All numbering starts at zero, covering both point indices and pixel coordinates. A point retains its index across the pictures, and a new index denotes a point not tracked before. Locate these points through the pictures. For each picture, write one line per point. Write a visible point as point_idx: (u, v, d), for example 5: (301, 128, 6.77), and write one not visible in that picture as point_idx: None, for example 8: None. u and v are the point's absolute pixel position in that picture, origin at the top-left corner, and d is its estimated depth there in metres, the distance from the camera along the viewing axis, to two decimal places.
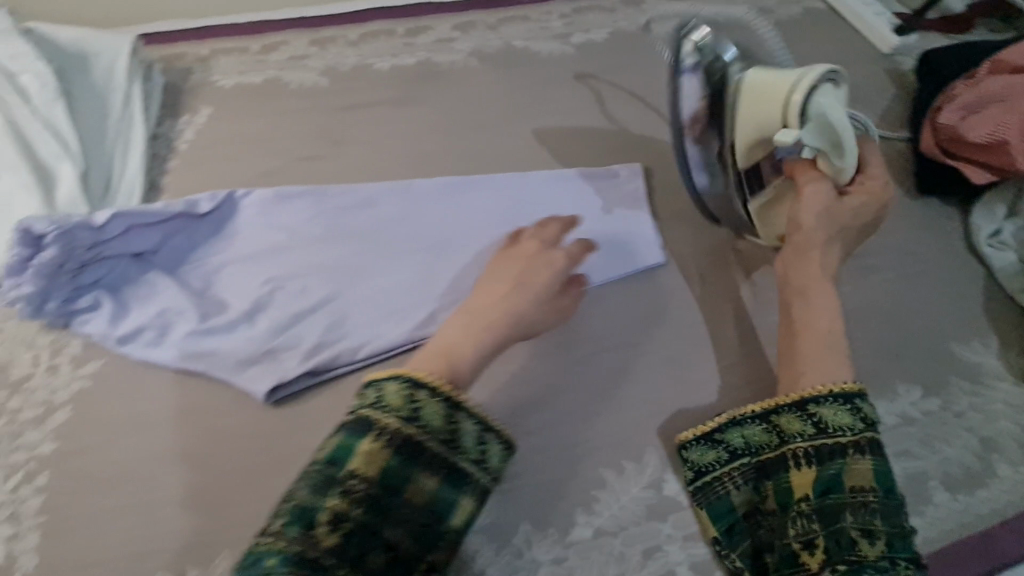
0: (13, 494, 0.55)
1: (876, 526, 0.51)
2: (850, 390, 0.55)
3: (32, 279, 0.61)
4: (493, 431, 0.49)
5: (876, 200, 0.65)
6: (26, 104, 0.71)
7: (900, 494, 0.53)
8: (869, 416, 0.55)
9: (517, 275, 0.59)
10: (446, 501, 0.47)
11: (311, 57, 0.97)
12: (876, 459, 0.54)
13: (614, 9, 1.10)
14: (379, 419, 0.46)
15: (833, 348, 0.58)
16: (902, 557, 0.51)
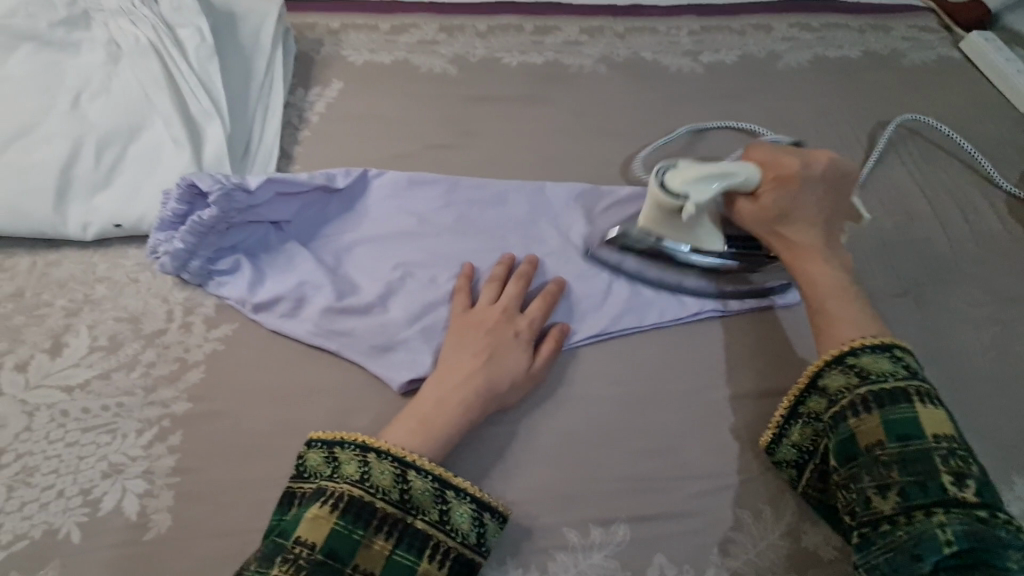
0: (147, 450, 0.54)
1: (893, 478, 0.47)
2: (881, 342, 0.53)
3: (182, 236, 0.61)
4: (458, 493, 0.51)
5: (786, 185, 0.60)
6: (182, 59, 0.71)
7: (921, 437, 0.48)
8: (870, 368, 0.52)
9: (473, 339, 0.58)
10: (405, 566, 0.47)
11: (440, 42, 0.96)
12: (882, 410, 0.50)
13: (743, 32, 1.05)
14: (336, 484, 0.49)
15: (846, 308, 0.57)
16: (929, 504, 0.45)
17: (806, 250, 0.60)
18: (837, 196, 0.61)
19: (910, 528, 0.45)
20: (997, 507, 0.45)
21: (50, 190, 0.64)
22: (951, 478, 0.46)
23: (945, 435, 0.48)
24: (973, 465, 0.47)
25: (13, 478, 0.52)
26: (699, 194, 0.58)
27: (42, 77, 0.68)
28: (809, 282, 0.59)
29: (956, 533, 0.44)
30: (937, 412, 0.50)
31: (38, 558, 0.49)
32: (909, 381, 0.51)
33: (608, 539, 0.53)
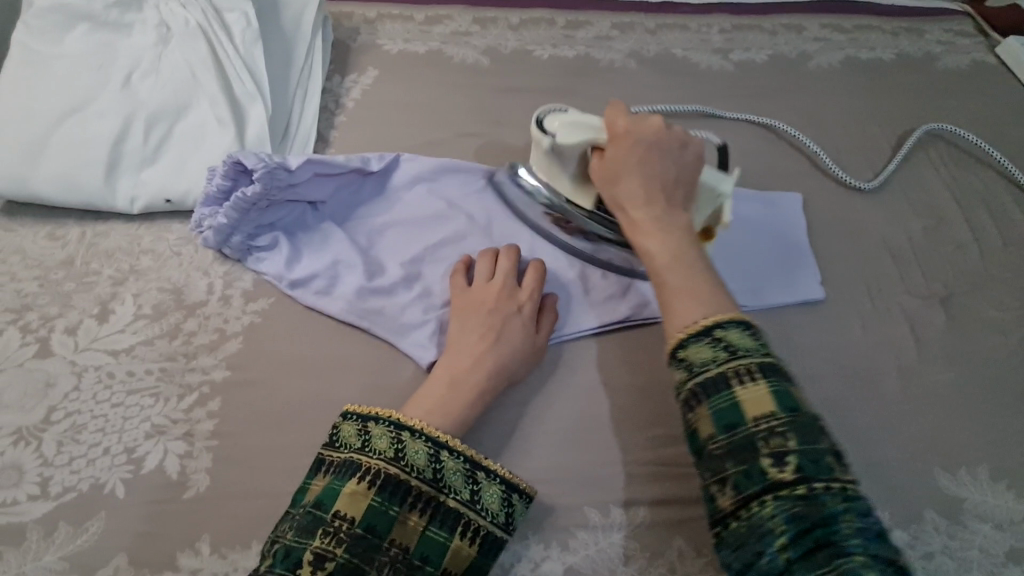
0: (188, 413, 0.57)
1: (727, 472, 0.42)
2: (700, 326, 0.47)
3: (225, 211, 0.63)
4: (489, 474, 0.51)
5: (617, 158, 0.58)
6: (228, 43, 0.74)
7: (745, 422, 0.43)
8: (692, 358, 0.46)
9: (475, 322, 0.59)
10: (437, 542, 0.48)
11: (473, 34, 0.97)
12: (709, 402, 0.44)
13: (775, 31, 1.05)
14: (392, 467, 0.49)
15: (677, 278, 0.51)
16: (758, 494, 0.40)
17: (644, 223, 0.55)
18: (677, 164, 0.58)
19: (747, 522, 0.40)
20: (831, 475, 0.40)
21: (102, 164, 0.67)
22: (772, 459, 0.41)
23: (766, 412, 0.43)
24: (807, 433, 0.42)
25: (62, 434, 0.55)
26: (565, 136, 0.61)
27: (96, 56, 0.71)
28: (649, 256, 0.54)
29: (787, 521, 0.39)
30: (762, 385, 0.44)
31: (83, 510, 0.51)
32: (729, 359, 0.45)
33: (628, 520, 0.55)
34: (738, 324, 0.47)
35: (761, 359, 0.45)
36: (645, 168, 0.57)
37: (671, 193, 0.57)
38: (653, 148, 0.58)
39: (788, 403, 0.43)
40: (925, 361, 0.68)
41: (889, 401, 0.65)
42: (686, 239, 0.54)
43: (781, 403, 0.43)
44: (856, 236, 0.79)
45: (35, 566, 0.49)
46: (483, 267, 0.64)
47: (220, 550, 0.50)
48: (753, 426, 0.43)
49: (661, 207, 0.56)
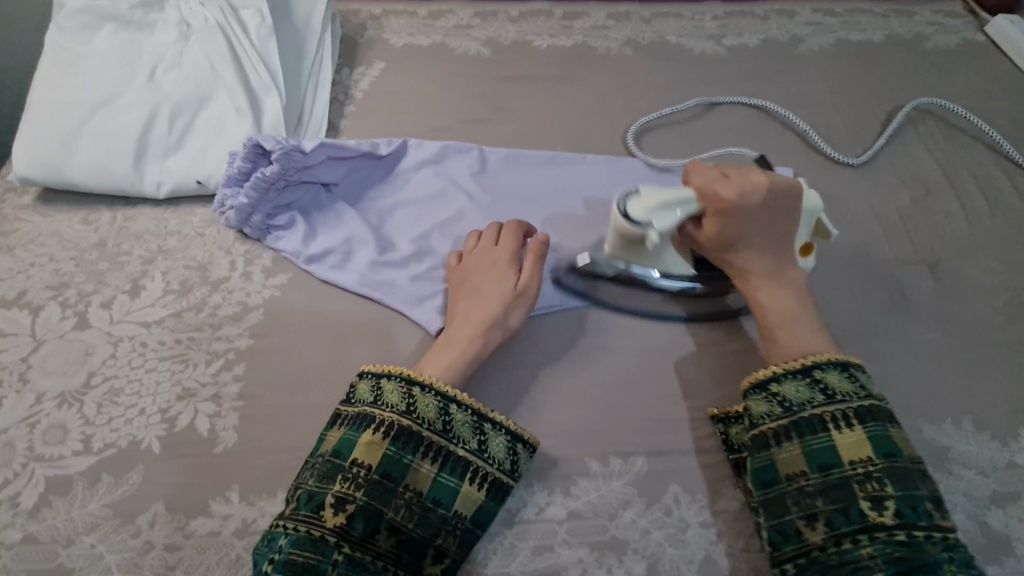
0: (216, 376, 0.61)
1: (821, 508, 0.49)
2: (808, 361, 0.54)
3: (246, 192, 0.68)
4: (494, 426, 0.55)
5: (728, 218, 0.59)
6: (245, 38, 0.79)
7: (841, 464, 0.49)
8: (789, 399, 0.53)
9: (462, 287, 0.64)
10: (448, 487, 0.52)
11: (474, 27, 1.01)
12: (802, 440, 0.51)
13: (767, 17, 1.08)
14: (405, 420, 0.52)
15: (792, 334, 0.56)
16: (855, 531, 0.47)
17: (755, 280, 0.60)
18: (783, 221, 0.59)
19: (842, 556, 0.47)
20: (928, 522, 0.47)
21: (130, 152, 0.72)
22: (870, 502, 0.48)
23: (864, 457, 0.49)
24: (904, 481, 0.48)
25: (102, 397, 0.59)
26: (661, 223, 0.60)
27: (123, 52, 0.76)
28: (762, 311, 0.59)
29: (885, 560, 0.46)
30: (859, 432, 0.50)
31: (123, 463, 0.56)
32: (825, 404, 0.52)
33: (626, 469, 0.58)
34: (836, 368, 0.53)
35: (859, 405, 0.52)
36: (755, 228, 0.59)
37: (774, 249, 0.60)
38: (761, 206, 0.58)
39: (885, 448, 0.50)
40: (913, 323, 0.71)
41: (877, 360, 0.68)
42: (795, 297, 0.59)
43: (878, 450, 0.50)
44: (847, 208, 0.82)
45: (82, 513, 0.53)
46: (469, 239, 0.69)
47: (248, 498, 0.55)
48: (849, 468, 0.49)
49: (768, 265, 0.60)
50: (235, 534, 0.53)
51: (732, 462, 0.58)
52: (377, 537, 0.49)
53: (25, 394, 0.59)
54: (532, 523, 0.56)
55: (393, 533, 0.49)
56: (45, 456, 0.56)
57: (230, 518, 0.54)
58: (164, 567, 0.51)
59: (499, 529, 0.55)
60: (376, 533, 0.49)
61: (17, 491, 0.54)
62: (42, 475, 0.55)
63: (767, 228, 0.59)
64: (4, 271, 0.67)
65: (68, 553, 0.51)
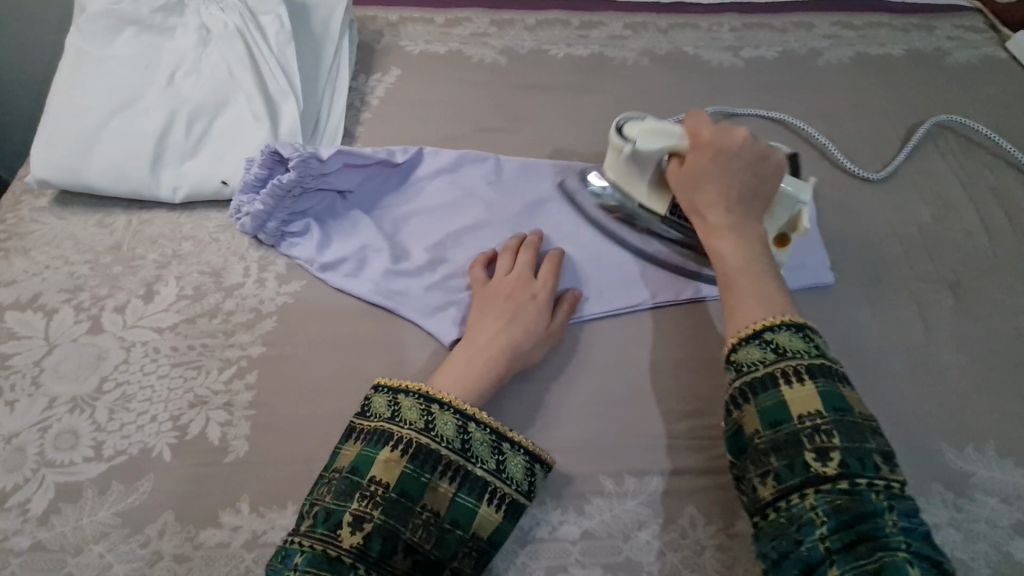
0: (228, 384, 0.61)
1: (771, 465, 0.47)
2: (753, 329, 0.52)
3: (263, 199, 0.68)
4: (513, 445, 0.54)
5: (703, 161, 0.61)
6: (264, 44, 0.79)
7: (790, 420, 0.47)
8: (742, 360, 0.51)
9: (495, 306, 0.63)
10: (466, 508, 0.51)
11: (491, 35, 1.01)
12: (755, 399, 0.49)
13: (785, 29, 1.07)
14: (424, 438, 0.52)
15: (745, 278, 0.56)
16: (799, 486, 0.45)
17: (721, 228, 0.59)
18: (762, 175, 0.60)
19: (788, 513, 0.45)
20: (876, 473, 0.45)
21: (147, 156, 0.72)
22: (816, 454, 0.46)
23: (812, 411, 0.47)
24: (853, 433, 0.46)
25: (113, 403, 0.59)
26: (644, 141, 0.65)
27: (142, 56, 0.76)
28: (719, 258, 0.58)
29: (827, 512, 0.44)
30: (810, 386, 0.48)
31: (134, 471, 0.55)
32: (776, 361, 0.50)
33: (642, 489, 0.57)
34: (789, 327, 0.52)
35: (811, 362, 0.50)
36: (727, 176, 0.60)
37: (747, 202, 0.60)
38: (738, 156, 0.60)
39: (835, 403, 0.48)
40: (934, 344, 0.70)
41: (897, 381, 0.67)
42: (758, 250, 0.58)
43: (828, 403, 0.48)
44: (866, 224, 0.81)
45: (91, 521, 0.53)
46: (506, 258, 0.68)
47: (258, 509, 0.54)
48: (798, 423, 0.47)
49: (735, 213, 0.60)
50: (245, 546, 0.52)
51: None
52: (393, 558, 0.48)
53: (37, 398, 0.59)
54: (545, 542, 0.55)
55: (409, 554, 0.49)
56: (55, 462, 0.55)
57: (240, 530, 0.53)
58: None
59: (511, 548, 0.55)
60: (393, 554, 0.48)
61: (28, 497, 0.54)
62: (52, 481, 0.54)
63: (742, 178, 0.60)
64: (20, 274, 0.67)
65: (76, 562, 0.51)
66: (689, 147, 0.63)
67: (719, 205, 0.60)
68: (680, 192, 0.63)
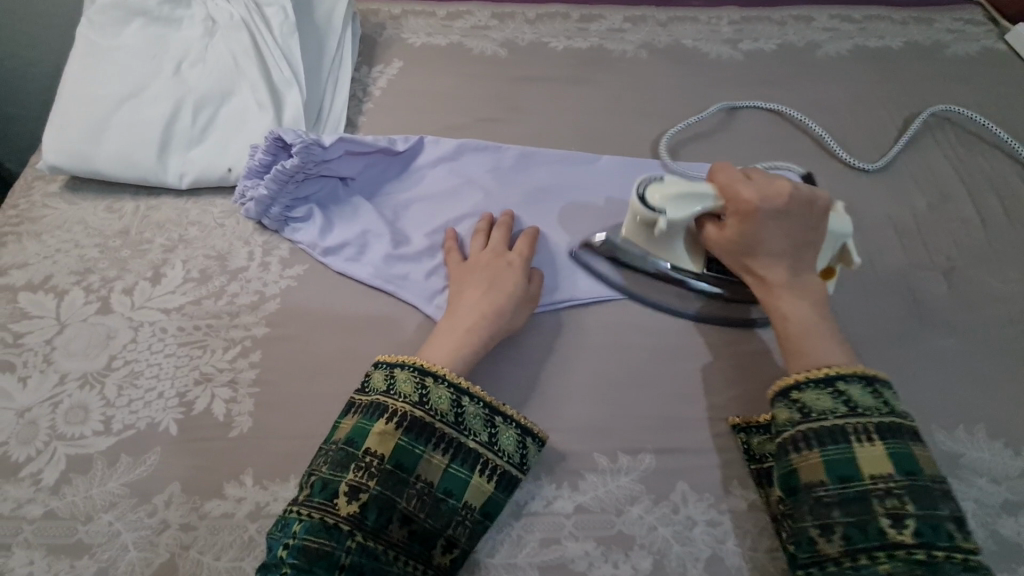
0: (232, 363, 0.63)
1: (837, 520, 0.48)
2: (826, 373, 0.53)
3: (266, 184, 0.69)
4: (506, 419, 0.56)
5: (750, 221, 0.59)
6: (268, 34, 0.80)
7: (861, 478, 0.49)
8: (810, 410, 0.52)
9: (473, 278, 0.64)
10: (459, 478, 0.52)
11: (492, 28, 1.03)
12: (822, 449, 0.51)
13: (784, 22, 1.08)
14: (418, 411, 0.53)
15: (809, 340, 0.55)
16: (869, 548, 0.47)
17: (778, 288, 0.59)
18: (804, 222, 0.59)
19: (854, 572, 0.47)
20: (950, 543, 0.46)
21: (155, 143, 0.74)
22: (890, 519, 0.47)
23: (885, 472, 0.49)
24: (925, 499, 0.48)
25: (122, 379, 0.61)
26: (675, 212, 0.61)
27: (150, 47, 0.78)
28: (779, 317, 0.58)
29: None
30: (881, 446, 0.50)
31: (142, 444, 0.57)
32: (848, 416, 0.51)
33: (635, 466, 0.59)
34: (861, 381, 0.53)
35: (881, 421, 0.51)
36: (777, 232, 0.59)
37: (796, 256, 0.59)
38: (782, 211, 0.58)
39: (907, 465, 0.49)
40: (926, 330, 0.71)
41: (890, 366, 0.68)
42: (818, 303, 0.58)
43: (901, 467, 0.49)
44: (861, 213, 0.82)
45: (101, 491, 0.55)
46: (480, 234, 0.70)
47: (261, 482, 0.56)
48: (870, 482, 0.49)
49: (787, 268, 0.59)
50: (248, 517, 0.54)
51: (754, 472, 0.58)
52: (389, 527, 0.50)
53: (49, 374, 0.61)
54: (540, 516, 0.56)
55: (404, 523, 0.50)
56: (66, 435, 0.57)
57: (244, 501, 0.55)
58: (179, 546, 0.52)
59: (507, 521, 0.56)
60: (388, 523, 0.50)
61: (40, 468, 0.56)
62: (63, 453, 0.56)
63: (791, 232, 0.59)
64: (32, 256, 0.69)
65: (86, 530, 0.53)
66: (731, 207, 0.60)
67: (773, 263, 0.59)
68: (726, 253, 0.62)
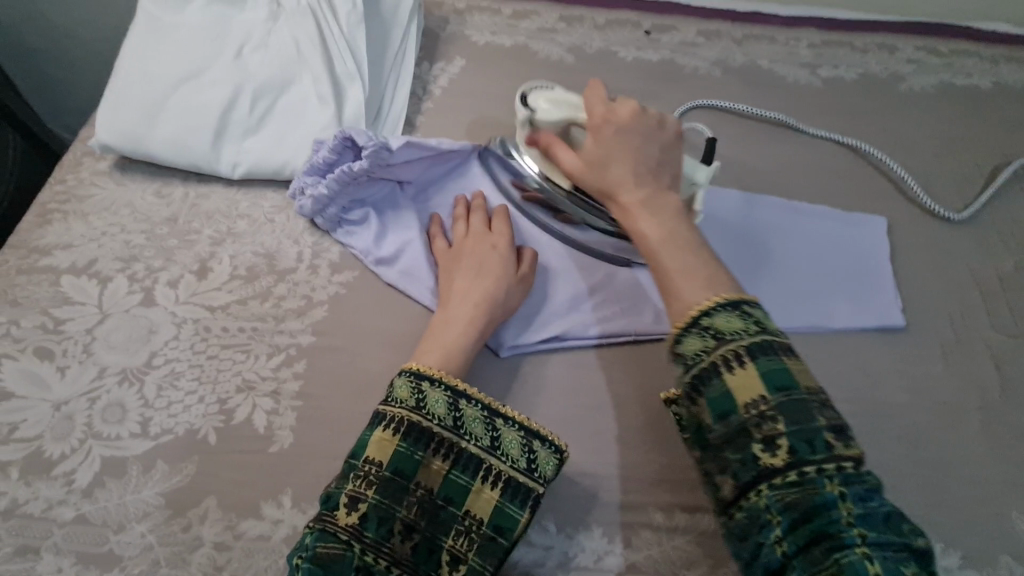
0: (275, 372, 0.60)
1: (726, 461, 0.44)
2: (691, 315, 0.48)
3: (327, 183, 0.66)
4: (507, 421, 0.52)
5: (599, 135, 0.59)
6: (335, 24, 0.77)
7: (737, 411, 0.44)
8: (686, 351, 0.47)
9: (462, 264, 0.63)
10: (460, 486, 0.49)
11: (559, 31, 0.98)
12: (704, 394, 0.45)
13: (866, 50, 1.01)
14: (416, 417, 0.50)
15: (674, 257, 0.51)
16: (754, 484, 0.42)
17: (631, 204, 0.55)
18: (653, 141, 0.58)
19: (747, 513, 0.42)
20: (825, 457, 0.41)
21: (210, 129, 0.71)
22: (764, 446, 0.43)
23: (756, 397, 0.44)
24: (799, 415, 0.43)
25: (162, 378, 0.58)
26: (543, 114, 0.65)
27: (213, 27, 0.75)
28: (638, 237, 0.54)
29: (779, 511, 0.41)
30: (751, 370, 0.44)
31: (179, 452, 0.55)
32: (717, 348, 0.46)
33: (692, 526, 0.55)
34: (728, 307, 0.47)
35: (751, 341, 0.45)
36: (631, 146, 0.57)
37: (653, 172, 0.57)
38: (633, 130, 0.58)
39: (778, 383, 0.44)
40: (1008, 402, 0.66)
41: (970, 439, 0.64)
42: (676, 216, 0.54)
43: (772, 385, 0.44)
44: (942, 267, 0.77)
45: (135, 498, 0.52)
46: (455, 217, 0.69)
47: (300, 504, 0.53)
48: (744, 413, 0.44)
49: (642, 182, 0.56)
50: (285, 541, 0.52)
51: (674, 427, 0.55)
52: (392, 540, 0.47)
53: (88, 366, 0.59)
54: (588, 571, 0.53)
55: (407, 535, 0.47)
56: (103, 434, 0.55)
57: (281, 524, 0.52)
58: (212, 567, 0.50)
59: (553, 572, 0.53)
60: (390, 535, 0.47)
61: (73, 468, 0.53)
62: (98, 454, 0.54)
63: (643, 147, 0.57)
64: (77, 237, 0.67)
65: (118, 540, 0.51)
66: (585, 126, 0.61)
67: (628, 172, 0.56)
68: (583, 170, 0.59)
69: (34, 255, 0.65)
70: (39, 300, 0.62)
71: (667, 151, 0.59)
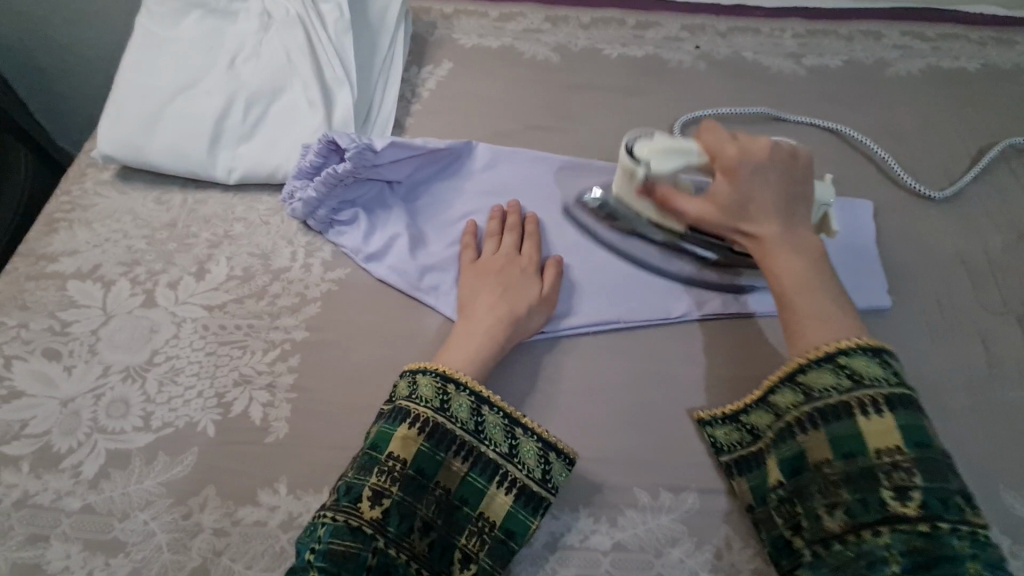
0: (271, 366, 0.62)
1: (842, 497, 0.47)
2: (825, 350, 0.51)
3: (315, 186, 0.69)
4: (526, 431, 0.54)
5: (737, 175, 0.58)
6: (323, 31, 0.80)
7: (866, 453, 0.47)
8: (813, 385, 0.51)
9: (487, 283, 0.64)
10: (476, 488, 0.51)
11: (544, 32, 1.00)
12: (827, 428, 0.50)
13: (852, 37, 1.02)
14: (441, 419, 0.52)
15: (807, 298, 0.54)
16: (874, 523, 0.45)
17: (770, 246, 0.57)
18: (792, 181, 0.58)
19: (857, 548, 0.46)
20: (959, 517, 0.44)
21: (206, 137, 0.74)
22: (895, 492, 0.46)
23: (892, 445, 0.47)
24: (935, 471, 0.45)
25: (162, 375, 0.61)
26: (660, 163, 0.62)
27: (206, 40, 0.78)
28: (776, 276, 0.56)
29: (901, 553, 0.44)
30: (890, 419, 0.48)
31: (179, 443, 0.57)
32: (852, 390, 0.49)
33: (677, 505, 0.56)
34: (867, 352, 0.50)
35: (890, 392, 0.49)
36: (765, 187, 0.58)
37: (789, 213, 0.58)
38: (768, 167, 0.58)
39: (917, 437, 0.47)
40: (995, 380, 0.67)
41: (957, 417, 0.64)
42: (814, 259, 0.56)
43: (911, 438, 0.47)
44: (930, 248, 0.77)
45: (138, 489, 0.55)
46: (491, 232, 0.69)
47: (295, 492, 0.55)
48: (876, 457, 0.47)
49: (779, 224, 0.58)
50: (282, 527, 0.54)
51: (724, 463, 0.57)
52: (411, 535, 0.49)
53: (93, 366, 0.61)
54: (575, 551, 0.54)
55: (425, 532, 0.49)
56: (108, 429, 0.58)
57: (277, 510, 0.54)
58: (212, 551, 0.52)
59: (541, 552, 0.54)
60: (410, 531, 0.49)
61: (80, 461, 0.56)
62: (103, 447, 0.57)
63: (776, 185, 0.58)
64: (83, 244, 0.70)
65: (123, 527, 0.53)
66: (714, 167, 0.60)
67: (766, 215, 0.58)
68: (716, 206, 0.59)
69: (42, 262, 0.68)
70: (47, 304, 0.65)
71: (797, 182, 0.59)
